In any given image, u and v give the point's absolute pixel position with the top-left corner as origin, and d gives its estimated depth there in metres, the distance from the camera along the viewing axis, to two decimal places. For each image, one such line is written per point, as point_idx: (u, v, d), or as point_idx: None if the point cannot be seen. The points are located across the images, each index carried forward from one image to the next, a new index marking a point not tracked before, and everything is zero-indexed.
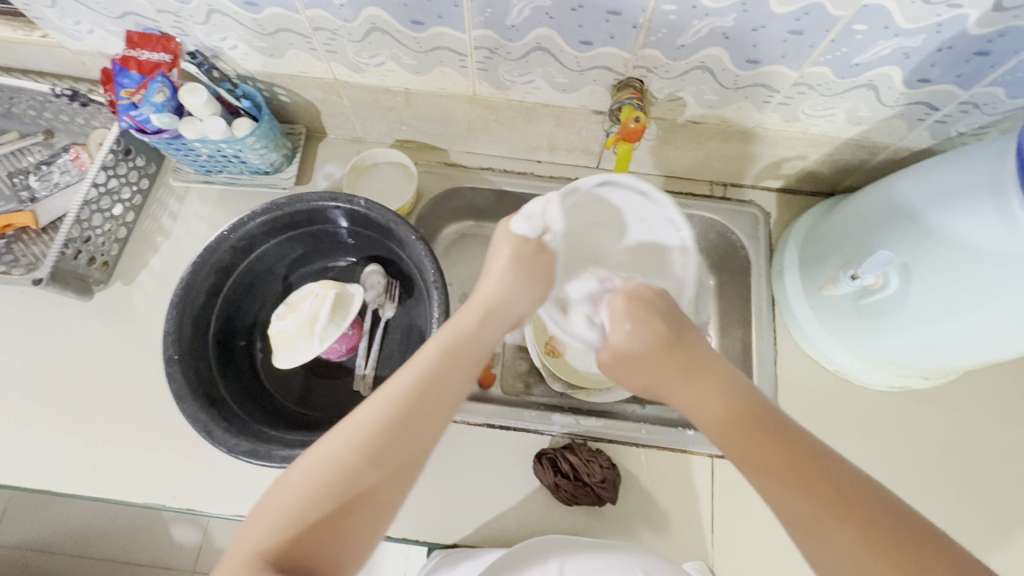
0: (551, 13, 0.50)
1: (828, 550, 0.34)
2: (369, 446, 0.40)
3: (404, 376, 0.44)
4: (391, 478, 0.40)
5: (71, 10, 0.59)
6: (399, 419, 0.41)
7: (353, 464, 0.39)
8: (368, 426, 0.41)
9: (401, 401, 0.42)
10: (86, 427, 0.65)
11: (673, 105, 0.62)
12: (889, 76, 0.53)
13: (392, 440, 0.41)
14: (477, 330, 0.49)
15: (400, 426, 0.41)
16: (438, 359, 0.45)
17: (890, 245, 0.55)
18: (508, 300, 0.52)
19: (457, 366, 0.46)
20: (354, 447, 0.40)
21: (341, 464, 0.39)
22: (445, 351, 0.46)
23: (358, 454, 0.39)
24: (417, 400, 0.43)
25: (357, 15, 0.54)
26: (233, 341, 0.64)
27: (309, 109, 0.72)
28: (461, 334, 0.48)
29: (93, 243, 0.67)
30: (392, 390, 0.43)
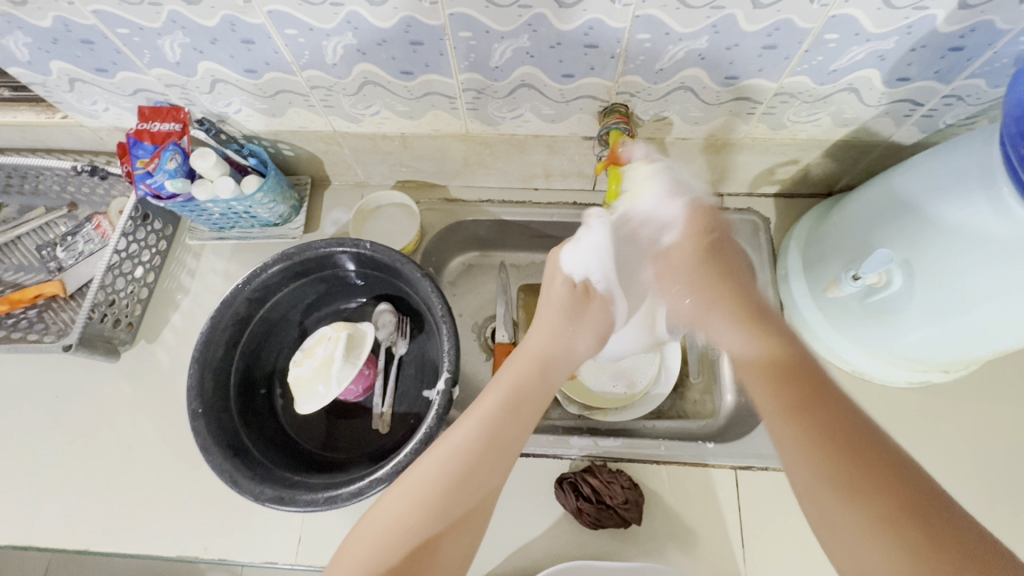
0: (532, 52, 0.53)
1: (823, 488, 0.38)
2: (435, 509, 0.42)
3: (467, 429, 0.46)
4: (451, 534, 0.43)
5: (88, 93, 0.63)
6: (460, 473, 0.44)
7: (415, 522, 0.42)
8: (430, 485, 0.43)
9: (466, 459, 0.45)
10: (117, 485, 0.66)
11: (660, 125, 0.63)
12: (869, 78, 0.54)
13: (453, 502, 0.43)
14: (541, 378, 0.51)
15: (459, 485, 0.44)
16: (498, 415, 0.47)
17: (891, 241, 0.55)
18: (577, 342, 0.56)
19: (518, 422, 0.48)
20: (419, 508, 0.42)
21: (407, 525, 0.42)
22: (504, 406, 0.48)
23: (420, 514, 0.42)
24: (478, 453, 0.45)
25: (350, 71, 0.57)
26: (253, 389, 0.66)
27: (312, 160, 0.75)
28: (521, 385, 0.50)
29: (117, 305, 0.70)
30: (456, 441, 0.45)
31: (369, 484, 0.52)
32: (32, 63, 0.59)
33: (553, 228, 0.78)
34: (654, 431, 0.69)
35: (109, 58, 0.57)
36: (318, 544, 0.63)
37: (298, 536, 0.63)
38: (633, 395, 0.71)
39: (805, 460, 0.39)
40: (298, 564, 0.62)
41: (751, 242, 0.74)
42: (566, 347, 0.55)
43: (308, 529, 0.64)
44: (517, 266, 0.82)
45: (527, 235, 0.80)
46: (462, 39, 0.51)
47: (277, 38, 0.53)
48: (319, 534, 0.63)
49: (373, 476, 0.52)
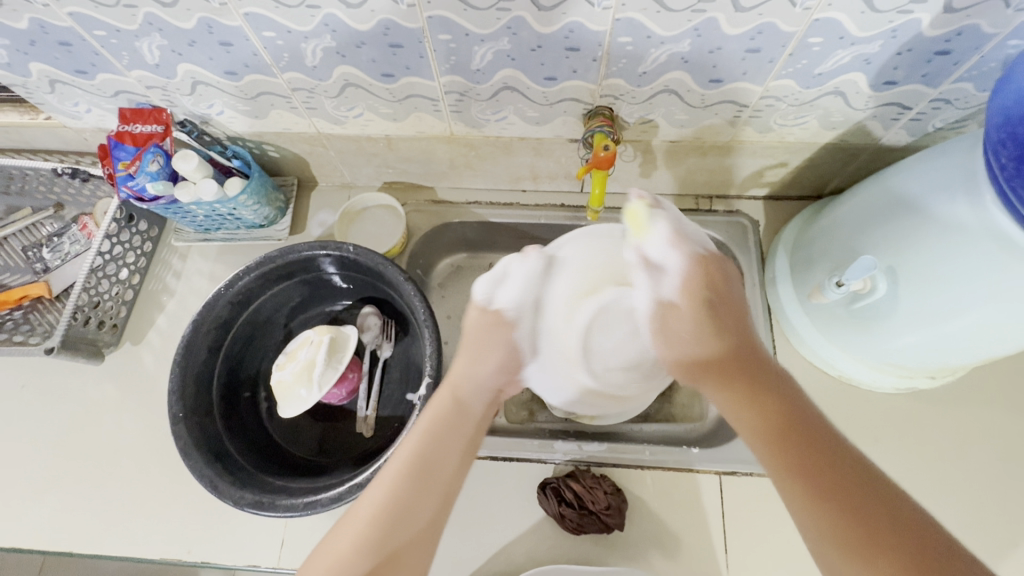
0: (513, 55, 0.52)
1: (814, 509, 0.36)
2: (369, 550, 0.40)
3: (393, 466, 0.44)
4: (393, 571, 0.40)
5: (70, 94, 0.63)
6: (392, 506, 0.42)
7: (350, 566, 0.40)
8: (363, 528, 0.41)
9: (395, 493, 0.43)
10: (102, 489, 0.66)
11: (645, 127, 0.63)
12: (855, 82, 0.53)
13: (389, 538, 0.41)
14: (468, 404, 0.49)
15: (392, 518, 0.42)
16: (422, 447, 0.45)
17: (875, 246, 0.55)
18: (482, 366, 0.50)
19: (445, 447, 0.46)
20: (355, 552, 0.40)
21: (343, 570, 0.40)
22: (428, 437, 0.46)
23: (355, 557, 0.40)
24: (406, 482, 0.43)
25: (330, 74, 0.56)
26: (237, 393, 0.65)
27: (298, 161, 0.75)
28: (444, 415, 0.47)
29: (101, 307, 0.70)
30: (384, 478, 0.44)
31: (347, 489, 0.52)
32: (12, 65, 0.58)
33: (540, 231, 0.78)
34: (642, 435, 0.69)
35: (88, 60, 0.57)
36: (302, 548, 0.63)
37: (281, 539, 0.63)
38: None
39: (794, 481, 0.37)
40: (281, 568, 0.62)
41: (740, 245, 0.73)
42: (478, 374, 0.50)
43: (292, 533, 0.64)
44: None
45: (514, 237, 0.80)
46: (442, 42, 0.51)
47: (256, 40, 0.52)
48: (303, 537, 0.63)
49: (352, 482, 0.52)
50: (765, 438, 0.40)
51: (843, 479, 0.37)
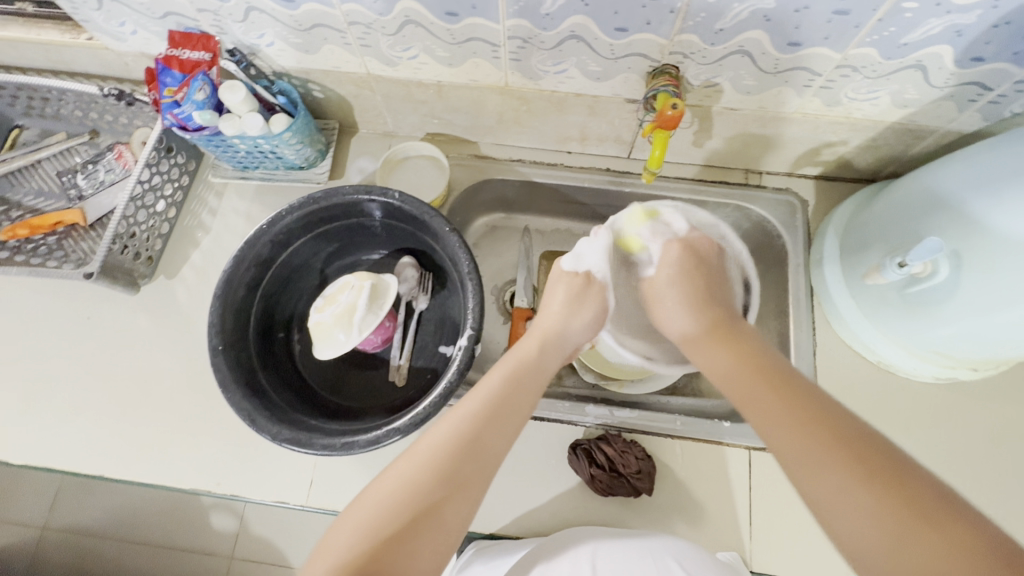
0: (587, 1, 0.50)
1: (797, 451, 0.38)
2: (440, 470, 0.41)
3: (474, 402, 0.46)
4: (458, 496, 0.41)
5: (117, 13, 0.61)
6: (467, 440, 0.43)
7: (423, 483, 0.40)
8: (436, 449, 0.42)
9: (473, 422, 0.44)
10: (134, 416, 0.67)
11: (709, 91, 0.60)
12: (940, 56, 0.51)
13: (460, 461, 0.42)
14: (538, 359, 0.51)
15: (466, 446, 0.43)
16: (503, 386, 0.47)
17: (941, 231, 0.53)
18: (567, 329, 0.55)
19: (518, 393, 0.48)
20: (426, 468, 0.41)
21: (413, 483, 0.40)
22: (508, 378, 0.48)
23: (426, 475, 0.41)
24: (481, 424, 0.44)
25: (391, 8, 0.54)
26: (272, 333, 0.65)
27: (341, 104, 0.73)
28: (524, 363, 0.50)
29: (138, 238, 0.69)
30: (462, 411, 0.45)
31: (386, 433, 0.52)
32: None
33: (582, 194, 0.76)
34: (669, 407, 0.69)
35: None
36: (330, 489, 0.64)
37: (310, 479, 0.64)
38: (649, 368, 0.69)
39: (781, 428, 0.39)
40: (309, 506, 0.63)
41: (787, 224, 0.72)
42: (561, 332, 0.55)
43: (320, 473, 0.64)
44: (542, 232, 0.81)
45: (554, 199, 0.78)
46: None
47: None
48: (331, 478, 0.64)
49: (391, 426, 0.52)
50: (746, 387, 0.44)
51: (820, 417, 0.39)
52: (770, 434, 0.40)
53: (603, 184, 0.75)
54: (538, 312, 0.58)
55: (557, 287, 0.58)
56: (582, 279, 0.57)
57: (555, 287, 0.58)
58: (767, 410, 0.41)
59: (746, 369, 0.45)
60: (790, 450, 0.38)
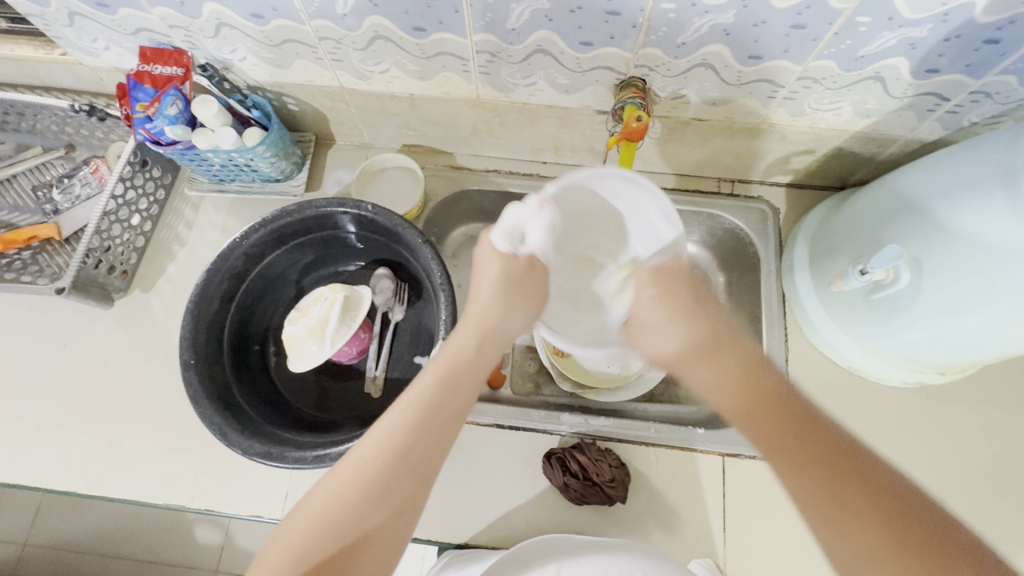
0: (551, 16, 0.51)
1: (797, 469, 0.39)
2: (370, 490, 0.41)
3: (402, 411, 0.45)
4: (391, 514, 0.41)
5: (89, 29, 0.61)
6: (394, 452, 0.43)
7: (353, 503, 0.41)
8: (365, 466, 0.42)
9: (401, 435, 0.43)
10: (107, 431, 0.67)
11: (676, 103, 0.61)
12: (896, 68, 0.52)
13: (391, 477, 0.42)
14: (470, 357, 0.49)
15: (395, 463, 0.42)
16: (433, 392, 0.46)
17: (902, 238, 0.54)
18: (505, 319, 0.53)
19: (452, 398, 0.46)
20: (354, 487, 0.41)
21: (341, 503, 0.41)
22: (440, 383, 0.46)
23: (356, 494, 0.41)
24: (412, 433, 0.44)
25: (360, 24, 0.55)
26: (247, 345, 0.65)
27: (317, 116, 0.73)
28: (457, 362, 0.48)
29: (112, 252, 0.69)
30: (388, 424, 0.44)
31: (357, 445, 0.52)
32: None
33: None
34: (643, 414, 0.70)
35: None
36: None
37: (285, 491, 0.64)
38: (626, 377, 0.70)
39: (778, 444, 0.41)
40: (284, 519, 0.63)
41: (759, 231, 0.73)
42: (500, 323, 0.53)
43: (296, 486, 0.64)
44: None
45: None
46: None
47: None
48: (306, 491, 0.64)
49: (362, 439, 0.52)
50: (758, 419, 0.43)
51: (811, 435, 0.40)
52: (797, 487, 0.38)
53: None
54: (469, 296, 0.55)
55: (490, 262, 0.54)
56: (525, 263, 0.54)
57: (491, 262, 0.54)
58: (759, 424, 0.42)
59: (741, 378, 0.46)
60: (790, 468, 0.39)
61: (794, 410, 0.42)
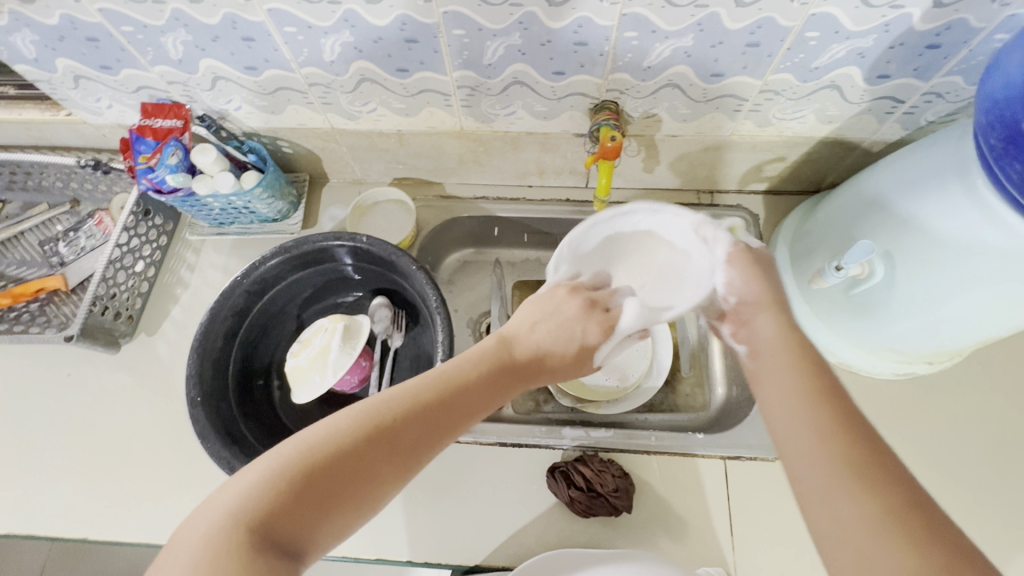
0: (523, 50, 0.54)
1: (828, 456, 0.36)
2: (416, 412, 0.41)
3: (456, 367, 0.46)
4: (424, 449, 0.40)
5: (92, 90, 0.65)
6: (446, 394, 0.43)
7: (396, 424, 0.40)
8: (420, 394, 0.42)
9: (451, 380, 0.45)
10: (116, 476, 0.67)
11: (649, 122, 0.65)
12: (850, 76, 0.56)
13: (438, 413, 0.42)
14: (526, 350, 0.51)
15: (448, 400, 0.43)
16: (485, 363, 0.48)
17: (873, 233, 0.56)
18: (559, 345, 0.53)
19: (498, 376, 0.48)
20: (404, 407, 0.41)
21: (388, 417, 0.40)
22: (493, 360, 0.49)
23: (401, 411, 0.40)
24: (463, 388, 0.45)
25: (347, 69, 0.59)
26: (251, 381, 0.67)
27: (310, 157, 0.77)
28: (514, 355, 0.50)
29: (118, 299, 0.71)
30: (441, 371, 0.45)
31: None
32: (39, 60, 0.61)
33: (546, 224, 0.80)
34: (646, 423, 0.71)
35: (114, 55, 0.59)
36: None
37: None
38: (625, 388, 0.72)
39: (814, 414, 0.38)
40: None
41: None
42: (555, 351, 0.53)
43: None
44: (514, 263, 0.84)
45: (520, 231, 0.82)
46: (456, 37, 0.53)
47: (277, 36, 0.54)
48: None
49: None
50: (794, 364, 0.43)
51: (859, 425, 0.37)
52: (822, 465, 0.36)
53: (564, 214, 0.78)
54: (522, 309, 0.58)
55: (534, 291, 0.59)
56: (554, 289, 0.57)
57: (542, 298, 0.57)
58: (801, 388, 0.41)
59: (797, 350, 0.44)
60: (819, 447, 0.37)
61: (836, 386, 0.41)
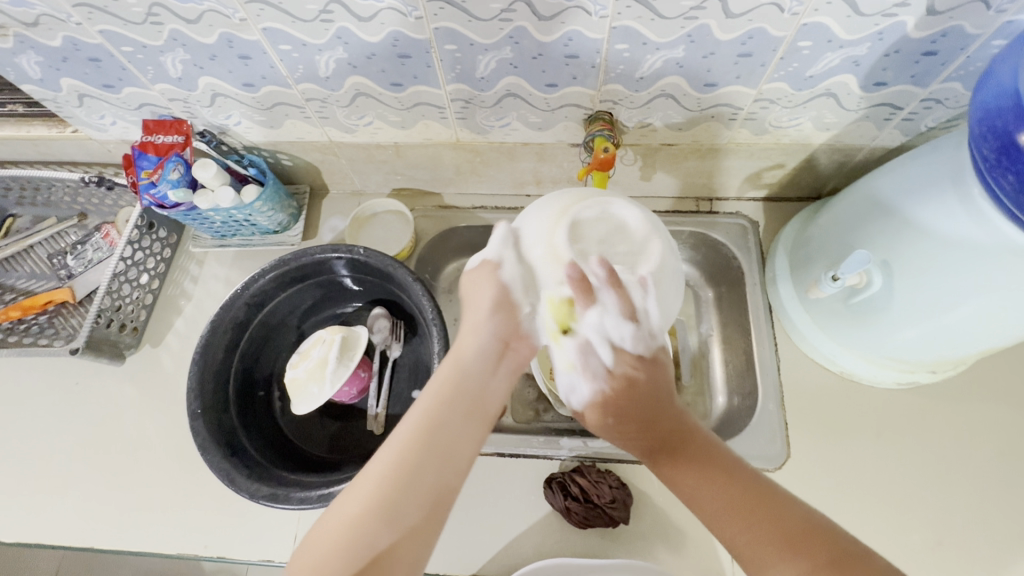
0: (515, 63, 0.55)
1: (754, 543, 0.39)
2: (383, 509, 0.41)
3: (410, 432, 0.45)
4: (407, 530, 0.41)
5: (96, 107, 0.66)
6: (407, 469, 0.43)
7: (368, 523, 0.41)
8: (382, 483, 0.42)
9: (412, 450, 0.44)
10: (120, 486, 0.69)
11: (644, 131, 0.65)
12: (845, 83, 0.55)
13: (410, 493, 0.42)
14: (477, 378, 0.49)
15: (412, 474, 0.43)
16: (448, 413, 0.46)
17: (869, 242, 0.56)
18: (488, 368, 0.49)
19: (464, 421, 0.46)
20: (367, 510, 0.41)
21: (359, 526, 0.41)
22: (459, 409, 0.47)
23: (370, 514, 0.41)
24: (428, 450, 0.44)
25: (342, 84, 0.59)
26: (252, 392, 0.68)
27: (310, 169, 0.78)
28: (463, 387, 0.48)
29: (123, 311, 0.73)
30: (394, 445, 0.44)
31: None
32: (44, 80, 0.62)
33: None
34: None
35: (116, 74, 0.60)
36: None
37: (293, 534, 0.65)
38: None
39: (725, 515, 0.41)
40: None
41: (740, 245, 0.75)
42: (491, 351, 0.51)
43: (304, 527, 0.65)
44: None
45: None
46: (448, 52, 0.53)
47: (273, 54, 0.55)
48: None
49: None
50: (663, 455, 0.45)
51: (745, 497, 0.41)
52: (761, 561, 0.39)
53: None
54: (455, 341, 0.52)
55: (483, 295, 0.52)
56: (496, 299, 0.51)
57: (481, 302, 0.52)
58: (697, 491, 0.42)
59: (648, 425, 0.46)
60: (744, 545, 0.40)
61: (708, 453, 0.44)
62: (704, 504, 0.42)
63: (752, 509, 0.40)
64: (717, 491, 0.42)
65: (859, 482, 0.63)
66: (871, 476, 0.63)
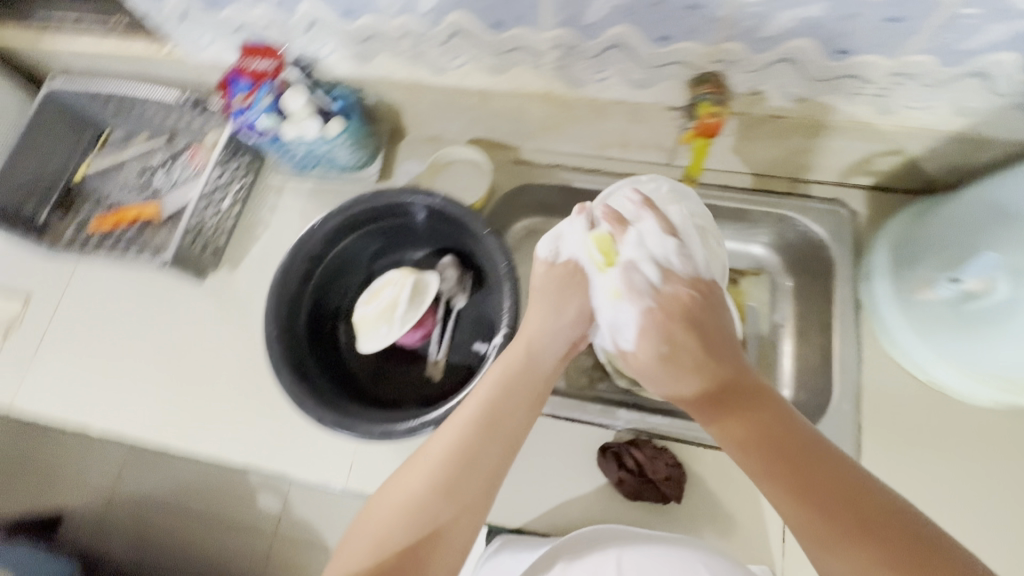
0: (630, 10, 0.51)
1: (818, 529, 0.38)
2: (437, 488, 0.45)
3: (465, 416, 0.48)
4: (463, 510, 0.45)
5: (196, 26, 0.67)
6: (461, 451, 0.47)
7: (424, 497, 0.45)
8: (435, 465, 0.46)
9: (465, 434, 0.47)
10: (194, 395, 0.73)
11: (753, 99, 0.60)
12: (1004, 63, 0.49)
13: (460, 476, 0.46)
14: (534, 368, 0.52)
15: (464, 456, 0.46)
16: (495, 400, 0.49)
17: (1003, 247, 0.53)
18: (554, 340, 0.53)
19: (508, 412, 0.49)
20: (425, 486, 0.45)
21: (415, 500, 0.45)
22: (503, 397, 0.50)
23: (426, 492, 0.45)
24: (478, 435, 0.47)
25: (442, 20, 0.57)
26: (322, 323, 0.70)
27: (392, 109, 0.77)
28: (514, 377, 0.51)
29: (207, 232, 0.75)
30: (450, 428, 0.48)
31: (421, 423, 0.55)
32: None
33: None
34: None
35: None
36: (368, 473, 0.67)
37: (350, 462, 0.67)
38: None
39: (786, 494, 0.40)
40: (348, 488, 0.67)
41: (834, 233, 0.70)
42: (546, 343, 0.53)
43: (359, 458, 0.67)
44: None
45: None
46: None
47: None
48: (370, 461, 0.67)
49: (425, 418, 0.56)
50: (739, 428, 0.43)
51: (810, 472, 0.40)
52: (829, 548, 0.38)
53: None
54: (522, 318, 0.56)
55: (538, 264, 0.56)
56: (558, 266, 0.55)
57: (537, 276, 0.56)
58: (766, 468, 0.41)
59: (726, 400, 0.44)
60: (812, 527, 0.39)
61: (797, 438, 0.42)
62: (766, 482, 0.41)
63: (816, 489, 0.39)
64: (780, 470, 0.41)
65: (931, 497, 0.59)
66: (944, 492, 0.60)
